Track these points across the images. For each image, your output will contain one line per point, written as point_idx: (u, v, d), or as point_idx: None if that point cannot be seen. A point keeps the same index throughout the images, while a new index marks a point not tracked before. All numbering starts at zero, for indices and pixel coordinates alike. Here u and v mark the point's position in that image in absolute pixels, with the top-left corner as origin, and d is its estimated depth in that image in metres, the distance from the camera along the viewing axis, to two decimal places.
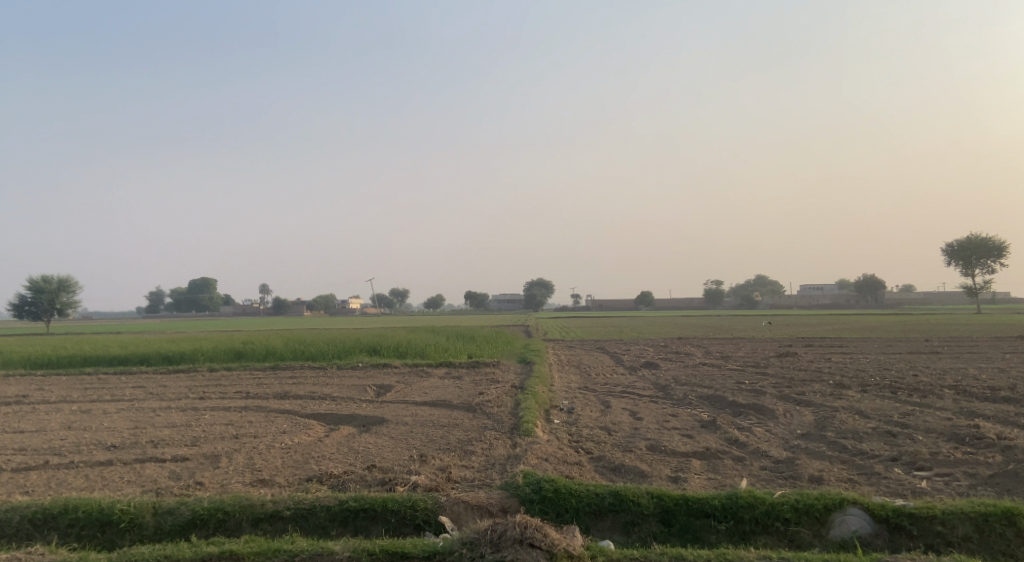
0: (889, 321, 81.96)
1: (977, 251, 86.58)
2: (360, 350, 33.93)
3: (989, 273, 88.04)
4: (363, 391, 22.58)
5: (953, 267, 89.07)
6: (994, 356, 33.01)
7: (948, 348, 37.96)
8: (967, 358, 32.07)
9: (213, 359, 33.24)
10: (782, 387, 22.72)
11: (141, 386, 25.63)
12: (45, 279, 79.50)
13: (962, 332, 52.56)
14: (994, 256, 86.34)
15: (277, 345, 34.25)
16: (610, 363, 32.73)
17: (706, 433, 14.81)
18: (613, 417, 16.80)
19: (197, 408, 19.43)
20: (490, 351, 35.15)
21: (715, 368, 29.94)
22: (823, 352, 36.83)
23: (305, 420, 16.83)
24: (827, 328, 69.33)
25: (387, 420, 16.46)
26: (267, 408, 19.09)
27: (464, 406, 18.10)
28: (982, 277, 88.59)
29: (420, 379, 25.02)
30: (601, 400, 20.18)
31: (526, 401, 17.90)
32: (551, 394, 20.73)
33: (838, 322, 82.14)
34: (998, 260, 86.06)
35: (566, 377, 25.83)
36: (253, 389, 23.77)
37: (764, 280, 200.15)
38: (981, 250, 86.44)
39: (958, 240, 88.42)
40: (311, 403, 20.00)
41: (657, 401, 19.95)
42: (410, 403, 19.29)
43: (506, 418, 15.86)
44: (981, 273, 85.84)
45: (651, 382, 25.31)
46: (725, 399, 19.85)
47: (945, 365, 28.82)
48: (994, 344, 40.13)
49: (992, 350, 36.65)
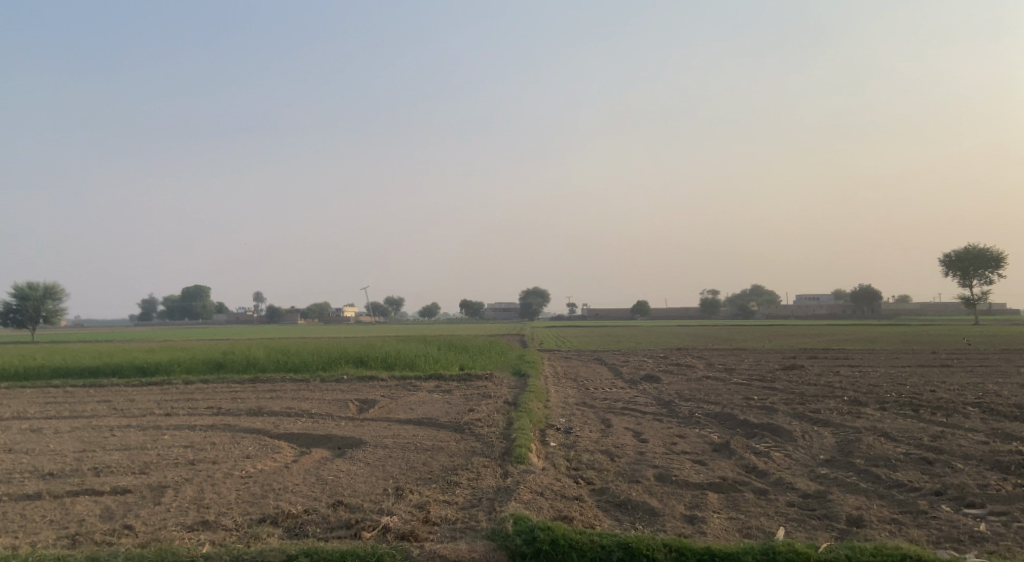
0: (888, 332, 80.65)
1: (974, 262, 85.27)
2: (346, 361, 32.33)
3: (986, 284, 86.74)
4: (344, 407, 20.99)
5: (950, 278, 87.80)
6: (1010, 371, 31.41)
7: (960, 360, 36.36)
8: (983, 373, 30.47)
9: (190, 370, 31.66)
10: (794, 404, 21.12)
11: (107, 401, 24.06)
12: (31, 286, 77.84)
13: (964, 344, 51.06)
14: (991, 268, 85.06)
15: (259, 355, 32.64)
16: (609, 376, 31.12)
17: (721, 459, 13.20)
18: (614, 439, 15.21)
19: (160, 427, 17.87)
20: (484, 363, 33.53)
21: (719, 382, 28.33)
22: (830, 365, 35.29)
23: (275, 443, 15.29)
24: (826, 339, 67.83)
25: (365, 442, 14.90)
26: (235, 428, 17.54)
27: (451, 425, 16.53)
28: (981, 288, 87.26)
29: (406, 394, 23.39)
30: (601, 418, 18.61)
31: (520, 421, 16.35)
32: (546, 412, 19.14)
33: (836, 332, 80.89)
34: (997, 271, 84.78)
35: (563, 392, 24.25)
36: (226, 405, 22.18)
37: (761, 290, 199.01)
38: (979, 261, 85.12)
39: (957, 250, 87.13)
40: (284, 421, 18.42)
41: (662, 420, 18.35)
42: (393, 422, 17.71)
43: (497, 440, 14.29)
44: (979, 284, 84.52)
45: (652, 397, 23.70)
46: (736, 419, 18.25)
47: (963, 380, 27.20)
48: (1006, 356, 38.62)
49: (1006, 363, 35.03)
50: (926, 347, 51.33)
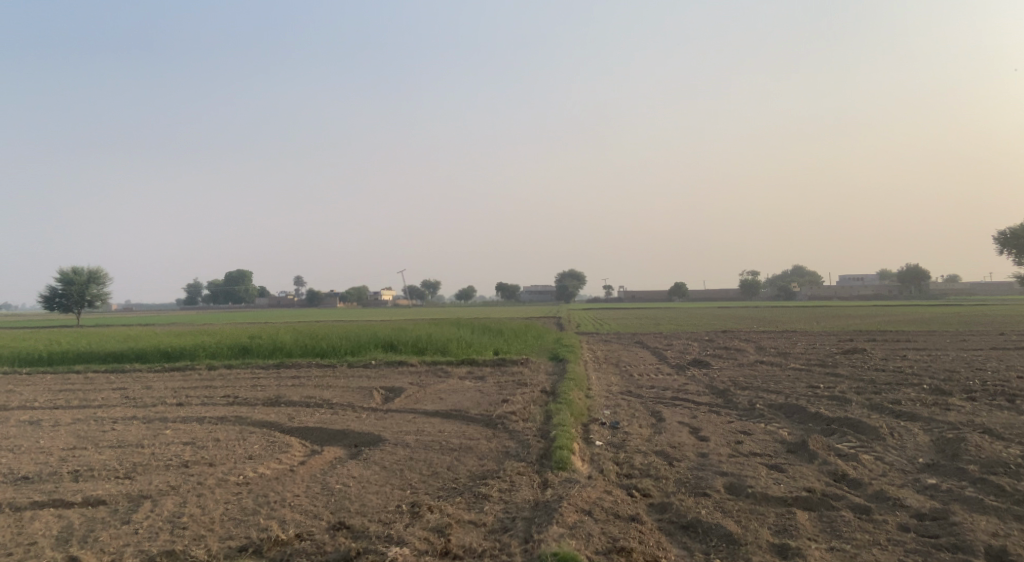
0: (944, 311, 77.41)
1: None
2: (375, 345, 30.69)
3: None
4: (368, 396, 19.19)
5: (1007, 256, 83.68)
6: None
7: None
8: None
9: (215, 355, 30.25)
10: (867, 394, 18.90)
11: (123, 388, 22.62)
12: (74, 271, 77.75)
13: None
14: None
15: (286, 338, 31.10)
16: (654, 361, 29.09)
17: (801, 464, 11.19)
18: (669, 437, 13.23)
19: (165, 418, 16.22)
20: (521, 347, 31.67)
21: (775, 368, 26.12)
22: (894, 348, 32.83)
23: (286, 439, 13.53)
24: (879, 321, 64.77)
25: (384, 441, 13.04)
26: (246, 420, 15.84)
27: (482, 420, 14.64)
28: None
29: (436, 381, 21.59)
30: (650, 410, 16.63)
31: (559, 415, 14.44)
32: (589, 403, 17.15)
33: (888, 312, 77.68)
34: None
35: (605, 379, 22.30)
36: (245, 393, 20.54)
37: (804, 271, 194.35)
38: None
39: (1014, 226, 82.94)
40: (301, 413, 16.65)
41: (720, 413, 16.31)
42: (418, 415, 15.85)
43: (533, 439, 12.37)
44: None
45: (705, 385, 21.61)
46: (806, 411, 16.15)
47: None
48: None
49: None
50: (989, 327, 48.39)
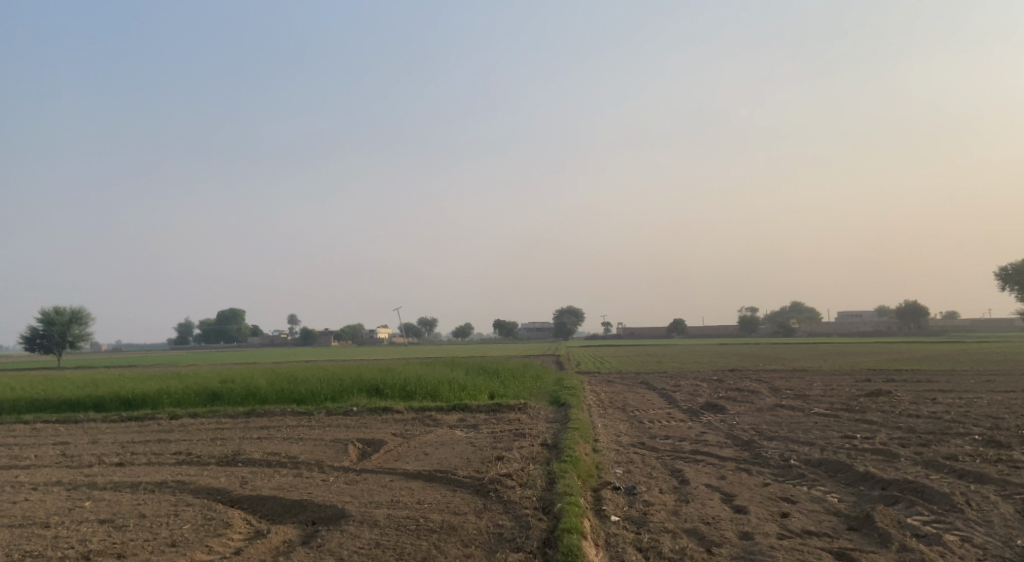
0: (947, 349, 75.00)
1: None
2: (358, 390, 28.10)
3: None
4: (341, 452, 16.69)
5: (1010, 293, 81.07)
6: None
7: None
8: None
9: (182, 402, 27.59)
10: (915, 448, 16.55)
11: (68, 443, 19.98)
12: (58, 312, 74.99)
13: None
14: None
15: (260, 383, 28.53)
16: (663, 405, 26.65)
17: (877, 552, 9.02)
18: (700, 508, 10.81)
19: (96, 485, 13.65)
20: (517, 390, 29.13)
21: (798, 414, 23.67)
22: (918, 389, 30.42)
23: (226, 516, 11.03)
24: (884, 358, 62.43)
25: (347, 517, 10.55)
26: (188, 485, 13.31)
27: (471, 484, 12.21)
28: None
29: (421, 432, 19.08)
30: (670, 468, 14.21)
31: (563, 477, 12.03)
32: (596, 460, 14.69)
33: (890, 350, 75.22)
34: None
35: (612, 428, 19.85)
36: (201, 449, 17.98)
37: (801, 307, 192.44)
38: None
39: (1016, 263, 80.59)
40: (257, 476, 14.14)
41: (751, 474, 13.98)
42: (394, 478, 13.33)
43: (533, 518, 9.86)
44: None
45: (725, 436, 19.14)
46: (853, 471, 13.83)
47: None
48: None
49: None
50: (1005, 366, 46.01)
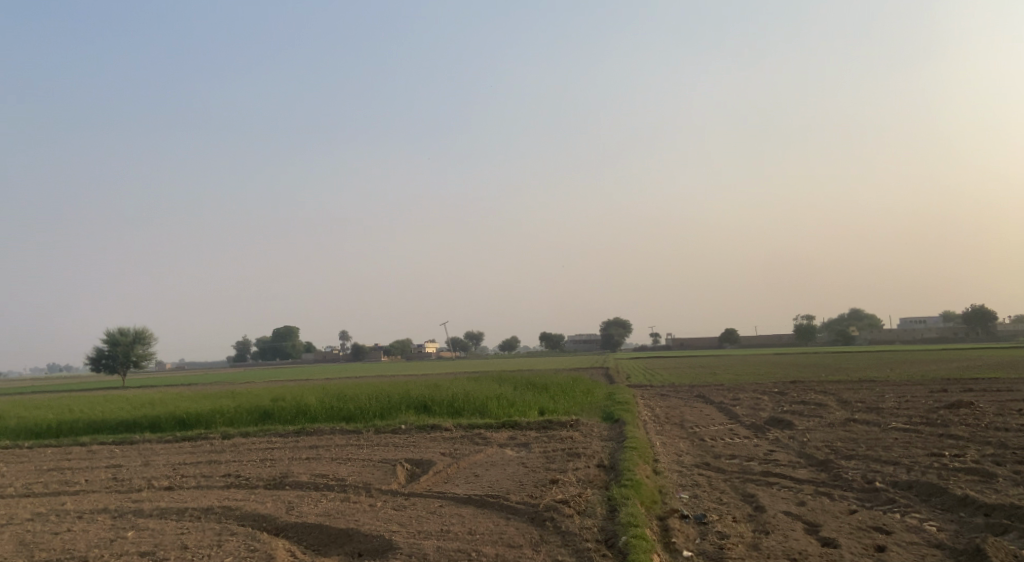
0: (1015, 356, 71.52)
1: None
2: (407, 407, 27.41)
3: None
4: (390, 473, 15.92)
5: None
6: None
7: None
8: None
9: (233, 421, 27.22)
10: (1010, 466, 15.13)
11: (118, 466, 19.62)
12: (122, 333, 76.14)
13: None
14: None
15: (310, 401, 28.04)
16: (725, 420, 25.39)
17: None
18: (782, 542, 9.72)
19: (139, 512, 13.08)
20: (572, 406, 28.12)
21: (873, 429, 22.22)
22: (998, 400, 28.58)
23: (269, 548, 10.29)
24: (951, 366, 59.68)
25: (395, 550, 9.73)
26: (231, 512, 12.64)
27: (527, 511, 11.30)
28: None
29: (473, 452, 18.22)
30: (741, 492, 13.10)
31: (626, 504, 11.06)
32: (660, 484, 13.65)
33: (956, 358, 72.05)
34: None
35: (674, 446, 18.74)
36: (248, 471, 17.40)
37: (859, 314, 187.26)
38: None
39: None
40: (303, 501, 13.44)
41: (832, 499, 12.78)
42: (444, 503, 12.49)
43: (597, 554, 8.90)
44: None
45: (797, 454, 17.87)
46: (949, 495, 12.54)
47: None
48: None
49: None
50: None
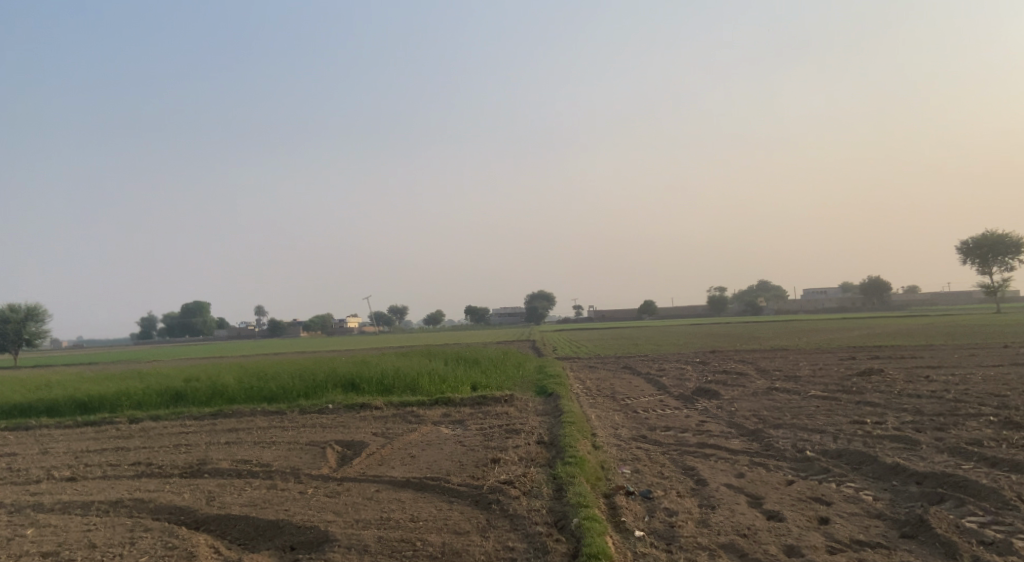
0: (912, 324, 74.80)
1: (991, 250, 78.05)
2: (332, 385, 26.64)
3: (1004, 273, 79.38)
4: (319, 457, 15.27)
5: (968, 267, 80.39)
6: None
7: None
8: None
9: (143, 403, 25.91)
10: (933, 433, 15.55)
11: (16, 454, 18.33)
12: (13, 310, 72.12)
13: (1014, 335, 45.21)
14: (1008, 255, 77.61)
15: (227, 380, 26.93)
16: (654, 391, 25.54)
17: None
18: (730, 517, 9.62)
19: (41, 507, 12.12)
20: (502, 381, 27.84)
21: (795, 397, 22.67)
22: (907, 367, 29.68)
23: (189, 544, 9.64)
24: (853, 334, 61.95)
25: (331, 543, 9.20)
26: (145, 504, 11.83)
27: (469, 494, 10.90)
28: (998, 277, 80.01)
29: (405, 432, 17.71)
30: (682, 466, 13.01)
31: (572, 484, 10.79)
32: (601, 459, 13.46)
33: (859, 326, 74.87)
34: (1014, 259, 77.43)
35: (609, 419, 18.63)
36: (162, 457, 16.45)
37: (768, 285, 193.32)
38: (996, 249, 77.80)
39: (974, 237, 79.93)
40: (225, 489, 12.72)
41: (769, 470, 12.83)
42: (381, 488, 11.99)
43: (548, 539, 8.59)
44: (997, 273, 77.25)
45: (728, 425, 18.00)
46: (880, 463, 12.72)
47: None
48: None
49: None
50: (976, 340, 45.55)
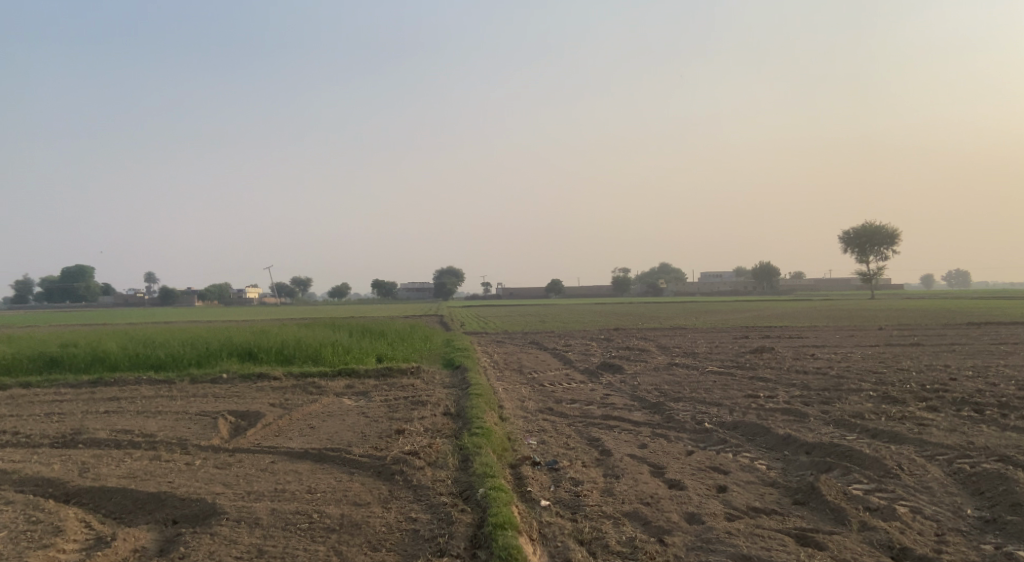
0: (798, 307, 78.01)
1: (871, 239, 81.82)
2: (228, 355, 25.78)
3: (882, 260, 83.41)
4: (210, 427, 14.67)
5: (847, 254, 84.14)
6: (986, 349, 27.49)
7: (923, 338, 32.49)
8: (968, 352, 26.44)
9: (17, 370, 24.43)
10: (822, 406, 16.12)
11: None
12: None
13: (889, 318, 47.70)
14: (887, 244, 81.64)
15: (112, 347, 25.69)
16: (558, 365, 25.73)
17: (845, 548, 8.13)
18: (634, 486, 9.66)
19: None
20: (406, 352, 27.54)
21: (693, 372, 23.24)
22: (796, 345, 30.89)
23: (57, 519, 9.05)
24: (743, 315, 64.14)
25: (219, 516, 8.78)
26: (11, 476, 11.06)
27: (370, 465, 10.61)
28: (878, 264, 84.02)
29: (304, 402, 17.23)
30: (586, 437, 13.06)
31: (476, 454, 10.64)
32: (506, 430, 13.39)
33: (750, 308, 77.50)
34: (892, 247, 81.52)
35: (513, 392, 18.62)
36: (35, 427, 15.48)
37: (669, 267, 198.19)
38: (875, 237, 81.68)
39: (855, 225, 83.61)
40: (104, 460, 12.04)
41: (670, 441, 13.00)
42: (277, 459, 11.58)
43: (453, 509, 8.42)
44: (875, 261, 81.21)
45: (630, 398, 18.26)
46: (773, 434, 13.07)
47: (965, 362, 23.00)
48: (959, 333, 34.97)
49: (973, 339, 31.27)
50: (855, 322, 47.85)
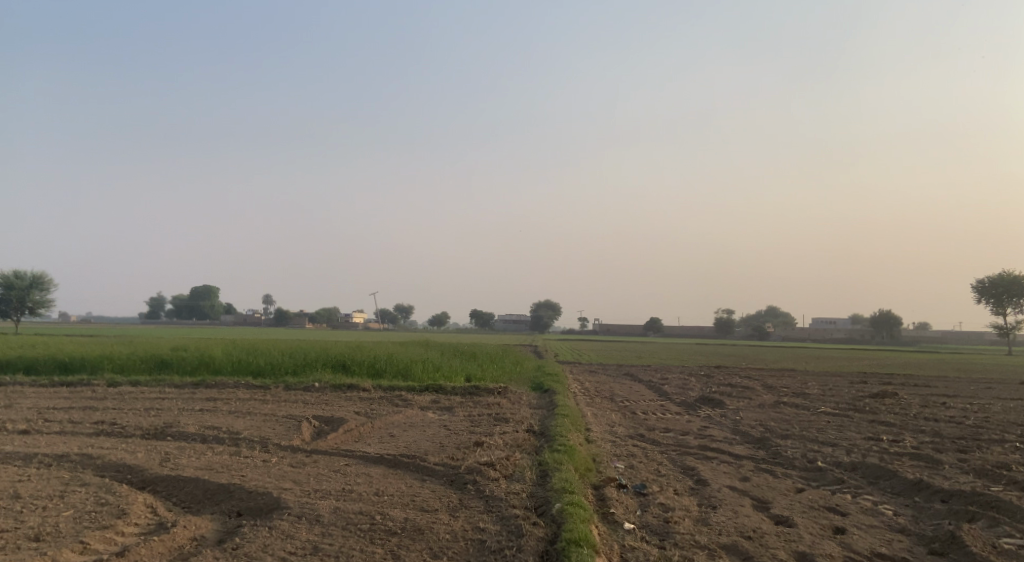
0: (924, 360, 73.33)
1: (1010, 291, 76.33)
2: (322, 365, 25.68)
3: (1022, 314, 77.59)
4: (293, 429, 14.28)
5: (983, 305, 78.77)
6: None
7: None
8: None
9: (124, 368, 25.00)
10: (955, 455, 14.39)
11: None
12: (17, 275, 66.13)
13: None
14: None
15: (214, 352, 26.03)
16: (656, 397, 24.46)
17: None
18: (734, 518, 8.54)
19: None
20: (498, 374, 26.83)
21: (803, 412, 21.59)
22: (920, 393, 28.51)
23: (123, 502, 8.65)
24: (865, 364, 60.58)
25: (281, 511, 8.17)
26: (91, 461, 10.83)
27: (443, 474, 9.85)
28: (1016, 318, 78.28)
29: (390, 412, 16.70)
30: (681, 465, 11.93)
31: (558, 470, 9.73)
32: (593, 452, 12.40)
33: (870, 357, 73.37)
34: None
35: (606, 417, 17.57)
36: (128, 419, 15.48)
37: (777, 312, 191.61)
38: (1015, 289, 76.16)
39: (992, 275, 78.31)
40: (184, 452, 11.73)
41: (777, 477, 11.72)
42: (351, 462, 10.96)
43: (525, 522, 7.55)
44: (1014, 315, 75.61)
45: (732, 431, 16.92)
46: (899, 479, 11.60)
47: None
48: None
49: None
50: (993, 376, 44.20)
